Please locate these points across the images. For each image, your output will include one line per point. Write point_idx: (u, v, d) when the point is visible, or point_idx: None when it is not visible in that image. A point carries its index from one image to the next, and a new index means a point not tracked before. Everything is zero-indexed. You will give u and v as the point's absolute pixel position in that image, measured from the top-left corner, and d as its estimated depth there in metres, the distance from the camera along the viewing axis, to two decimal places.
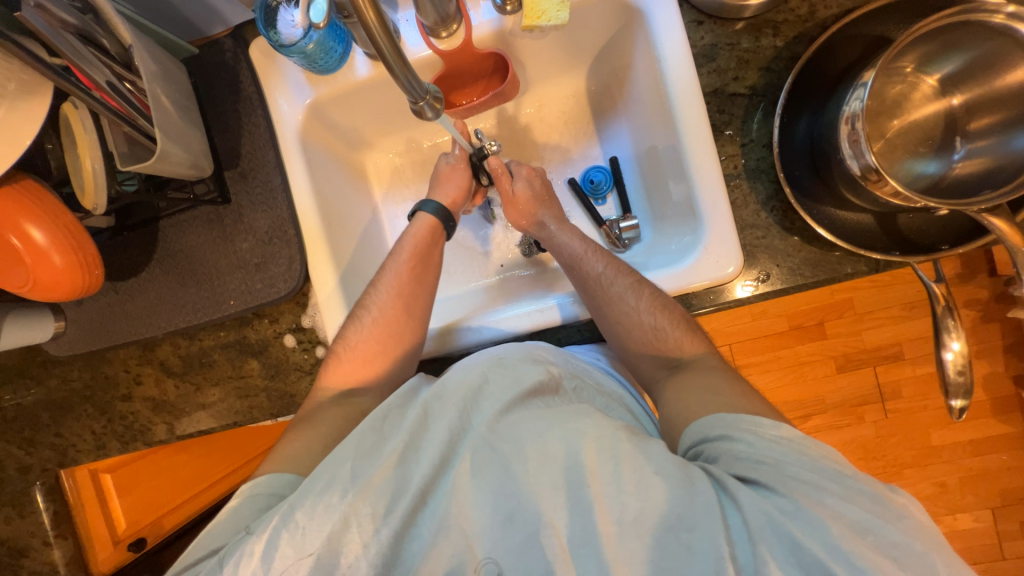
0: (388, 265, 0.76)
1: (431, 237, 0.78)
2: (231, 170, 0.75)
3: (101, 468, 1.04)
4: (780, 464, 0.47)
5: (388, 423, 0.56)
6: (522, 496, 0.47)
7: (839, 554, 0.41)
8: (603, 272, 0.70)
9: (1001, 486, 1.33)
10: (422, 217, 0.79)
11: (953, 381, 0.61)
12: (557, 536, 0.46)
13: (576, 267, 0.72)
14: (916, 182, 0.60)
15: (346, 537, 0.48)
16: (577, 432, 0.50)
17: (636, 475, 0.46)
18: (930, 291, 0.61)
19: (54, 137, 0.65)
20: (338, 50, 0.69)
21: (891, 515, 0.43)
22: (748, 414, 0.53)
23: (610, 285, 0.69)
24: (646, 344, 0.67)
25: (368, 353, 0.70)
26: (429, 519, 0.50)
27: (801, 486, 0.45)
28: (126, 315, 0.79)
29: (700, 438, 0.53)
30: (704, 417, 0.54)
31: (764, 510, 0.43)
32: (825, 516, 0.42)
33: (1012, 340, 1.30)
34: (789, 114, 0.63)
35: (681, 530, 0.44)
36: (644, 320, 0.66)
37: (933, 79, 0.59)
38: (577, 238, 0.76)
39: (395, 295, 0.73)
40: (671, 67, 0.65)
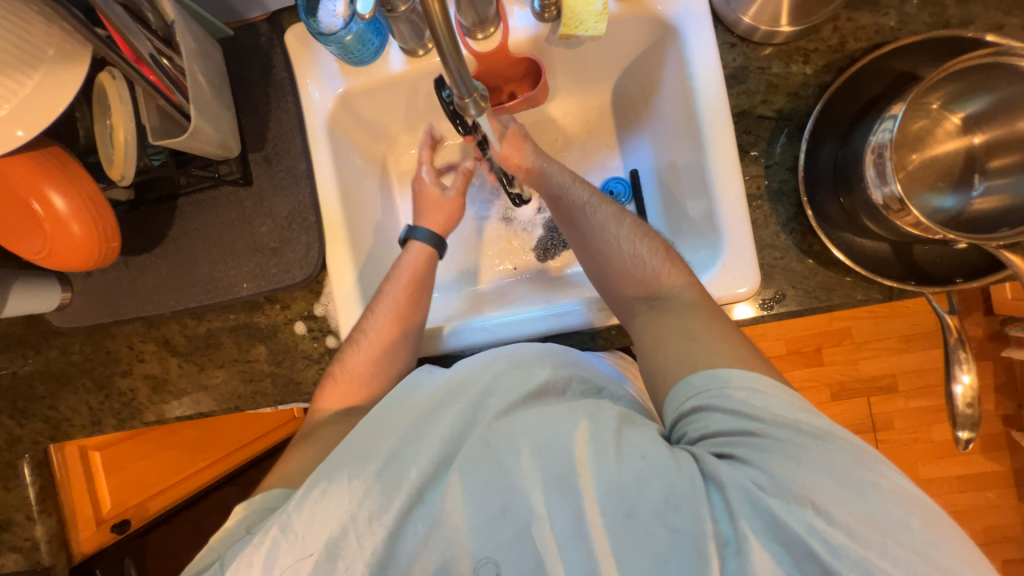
0: (384, 286, 0.72)
1: (426, 266, 0.75)
2: (256, 153, 0.75)
3: (92, 444, 1.00)
4: (760, 434, 0.46)
5: (390, 415, 0.56)
6: (515, 489, 0.47)
7: (819, 529, 0.41)
8: (588, 202, 0.69)
9: (987, 523, 1.34)
10: (414, 245, 0.76)
11: (961, 413, 0.62)
12: (547, 528, 0.46)
13: (561, 197, 0.71)
14: (934, 215, 0.61)
15: (344, 542, 0.47)
16: (569, 423, 0.50)
17: (626, 473, 0.46)
18: (943, 322, 0.62)
19: (86, 106, 0.66)
20: (374, 43, 0.70)
21: (873, 479, 0.43)
22: (719, 368, 0.52)
23: (595, 217, 0.69)
24: (627, 276, 0.65)
25: (377, 347, 0.70)
26: (422, 519, 0.48)
27: (780, 457, 0.44)
28: (135, 290, 0.78)
29: (678, 415, 0.52)
30: (676, 388, 0.53)
31: (743, 484, 0.44)
32: (804, 487, 0.42)
33: (1005, 379, 1.32)
34: (815, 140, 0.64)
35: (666, 513, 0.44)
36: (624, 248, 0.66)
37: (958, 117, 0.61)
38: (564, 168, 0.73)
39: (390, 318, 0.70)
40: (701, 84, 0.67)
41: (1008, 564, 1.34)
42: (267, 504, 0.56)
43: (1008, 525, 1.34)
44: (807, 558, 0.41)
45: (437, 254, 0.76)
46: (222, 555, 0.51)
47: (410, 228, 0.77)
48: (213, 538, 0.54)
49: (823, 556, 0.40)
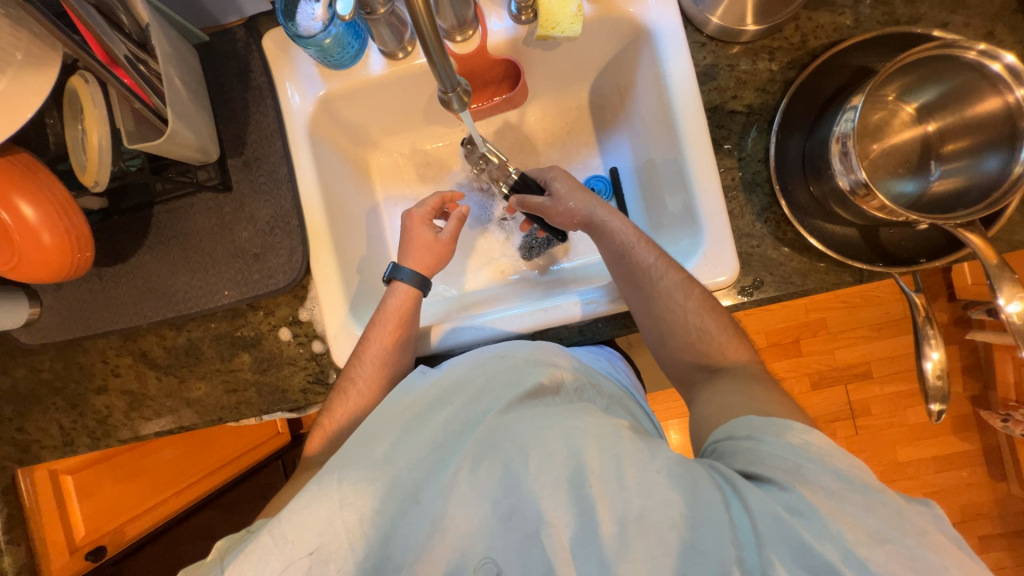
0: (368, 335, 0.71)
1: (413, 308, 0.73)
2: (234, 158, 0.75)
3: (65, 467, 0.96)
4: (804, 468, 0.47)
5: (385, 417, 0.57)
6: (524, 494, 0.47)
7: (853, 555, 0.40)
8: (657, 265, 0.67)
9: (962, 501, 1.40)
10: (399, 286, 0.74)
11: (932, 386, 0.65)
12: (557, 536, 0.45)
13: (626, 257, 0.69)
14: (897, 199, 0.64)
15: (333, 547, 0.46)
16: (580, 429, 0.50)
17: (638, 473, 0.47)
18: (911, 301, 0.65)
19: (57, 112, 0.64)
20: (354, 47, 0.71)
21: (914, 529, 0.42)
22: (779, 417, 0.53)
23: (663, 282, 0.67)
24: (687, 343, 0.68)
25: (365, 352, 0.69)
26: (423, 518, 0.48)
27: (819, 491, 0.45)
28: (109, 301, 0.76)
29: (725, 438, 0.55)
30: (734, 420, 0.55)
31: (773, 511, 0.43)
32: (842, 522, 0.42)
33: (970, 361, 1.39)
34: (784, 132, 0.67)
35: (685, 531, 0.44)
36: (689, 319, 0.67)
37: (911, 107, 0.65)
38: (630, 226, 0.72)
39: (376, 363, 0.69)
40: (675, 82, 0.69)
41: (984, 539, 1.40)
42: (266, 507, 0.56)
43: (982, 501, 1.40)
44: None
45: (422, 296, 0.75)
46: (224, 558, 0.49)
47: (392, 268, 0.75)
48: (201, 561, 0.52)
49: None
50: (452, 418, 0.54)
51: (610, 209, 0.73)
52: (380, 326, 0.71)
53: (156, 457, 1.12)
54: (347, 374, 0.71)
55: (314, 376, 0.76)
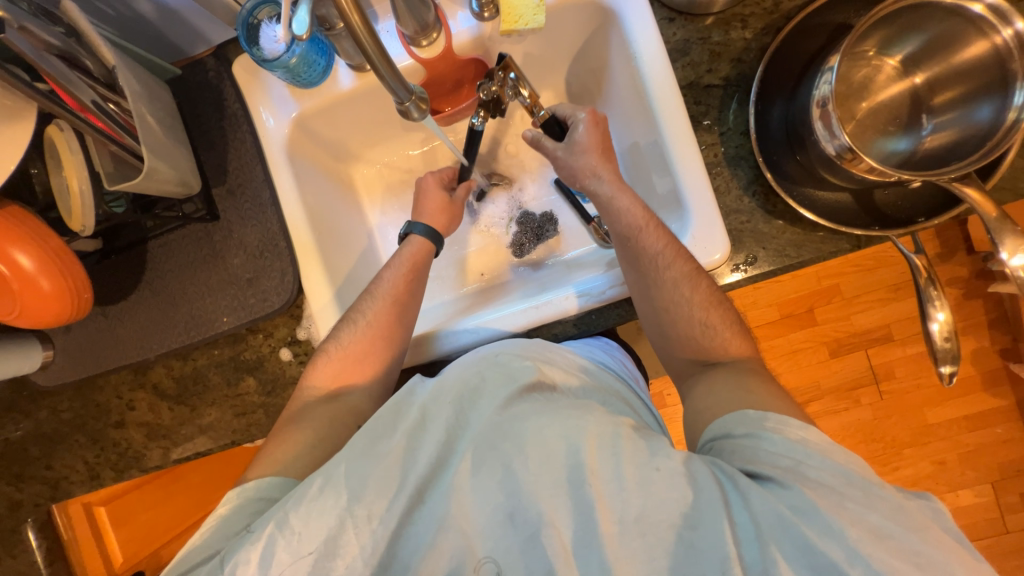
0: (380, 276, 0.75)
1: (427, 257, 0.77)
2: (219, 187, 0.76)
3: (95, 500, 1.01)
4: (803, 467, 0.47)
5: (391, 411, 0.56)
6: (523, 497, 0.46)
7: (858, 554, 0.40)
8: (661, 248, 0.65)
9: (999, 459, 1.35)
10: (414, 238, 0.78)
11: (941, 348, 0.63)
12: (558, 536, 0.45)
13: (631, 238, 0.67)
14: (889, 159, 0.62)
15: (343, 540, 0.47)
16: (578, 427, 0.49)
17: (637, 470, 0.46)
18: (911, 262, 0.63)
19: (40, 160, 0.66)
20: (321, 63, 0.71)
21: (915, 523, 0.42)
22: (775, 412, 0.53)
23: (667, 271, 0.65)
24: (689, 339, 0.67)
25: (350, 351, 0.70)
26: (427, 520, 0.48)
27: (818, 488, 0.45)
28: (115, 338, 0.78)
29: (722, 434, 0.54)
30: (733, 416, 0.55)
31: (776, 509, 0.43)
32: (843, 519, 0.41)
33: (996, 314, 1.33)
34: (764, 102, 0.65)
35: (685, 529, 0.44)
36: (694, 314, 0.65)
37: (895, 59, 0.62)
38: (639, 206, 0.68)
39: (385, 303, 0.72)
40: (647, 62, 0.67)
41: None
42: (264, 492, 0.57)
43: (1020, 457, 1.35)
44: None
45: (436, 249, 0.79)
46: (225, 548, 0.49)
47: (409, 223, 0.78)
48: (204, 529, 0.53)
49: None
50: (453, 419, 0.53)
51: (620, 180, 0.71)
52: (394, 267, 0.75)
53: (184, 481, 1.16)
54: (355, 310, 0.73)
55: None
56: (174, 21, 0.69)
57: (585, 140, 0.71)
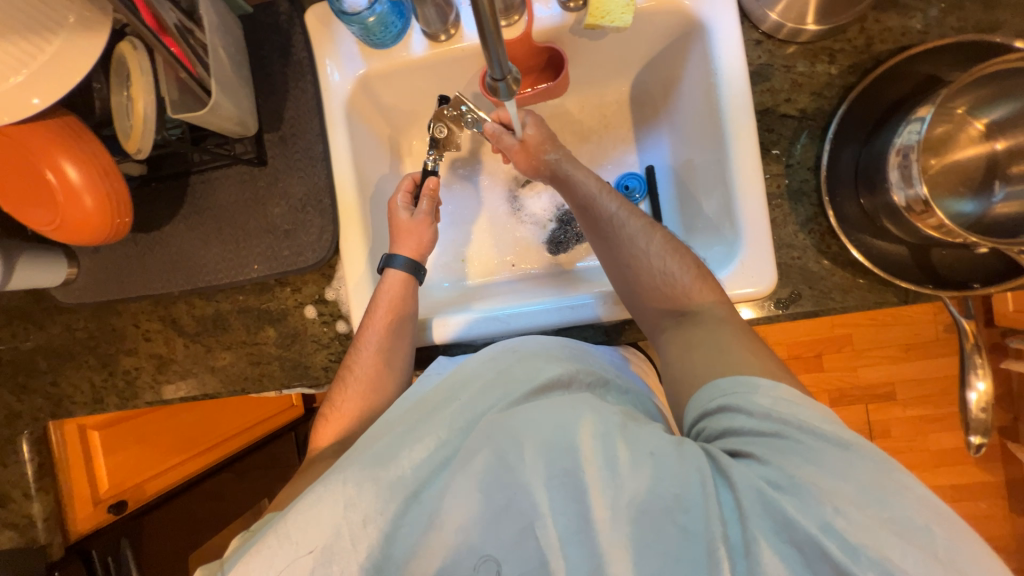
0: (366, 317, 0.71)
1: (404, 293, 0.72)
2: (271, 133, 0.75)
3: (90, 423, 0.99)
4: (779, 436, 0.46)
5: (389, 421, 0.57)
6: (520, 484, 0.46)
7: (833, 528, 0.40)
8: (620, 211, 0.70)
9: (979, 533, 1.36)
10: (392, 274, 0.72)
11: (974, 418, 0.62)
12: (551, 527, 0.44)
13: (591, 206, 0.72)
14: (956, 219, 0.61)
15: (339, 548, 0.46)
16: (573, 416, 0.49)
17: (630, 458, 0.46)
18: (960, 326, 0.63)
19: (103, 76, 0.64)
20: (397, 26, 0.70)
21: (893, 487, 0.42)
22: (747, 375, 0.52)
23: (628, 227, 0.69)
24: (654, 291, 0.66)
25: (344, 407, 0.69)
26: (420, 516, 0.48)
27: (797, 457, 0.44)
28: (143, 267, 0.78)
29: (701, 414, 0.53)
30: (703, 390, 0.54)
31: (755, 484, 0.43)
32: (820, 489, 0.42)
33: (1002, 391, 1.34)
34: (838, 140, 0.64)
35: (676, 514, 0.43)
36: (653, 263, 0.67)
37: (982, 122, 0.61)
38: (595, 176, 0.74)
39: (371, 348, 0.69)
40: (726, 79, 0.66)
41: None
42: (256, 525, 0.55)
43: (1000, 535, 1.35)
44: (819, 558, 0.40)
45: (415, 281, 0.73)
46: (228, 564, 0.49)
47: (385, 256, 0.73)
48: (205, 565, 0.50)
49: (839, 558, 0.39)
50: (455, 412, 0.53)
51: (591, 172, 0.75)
52: (375, 309, 0.70)
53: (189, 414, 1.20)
54: (346, 359, 0.72)
55: (337, 355, 0.77)
56: None
57: (529, 139, 0.75)
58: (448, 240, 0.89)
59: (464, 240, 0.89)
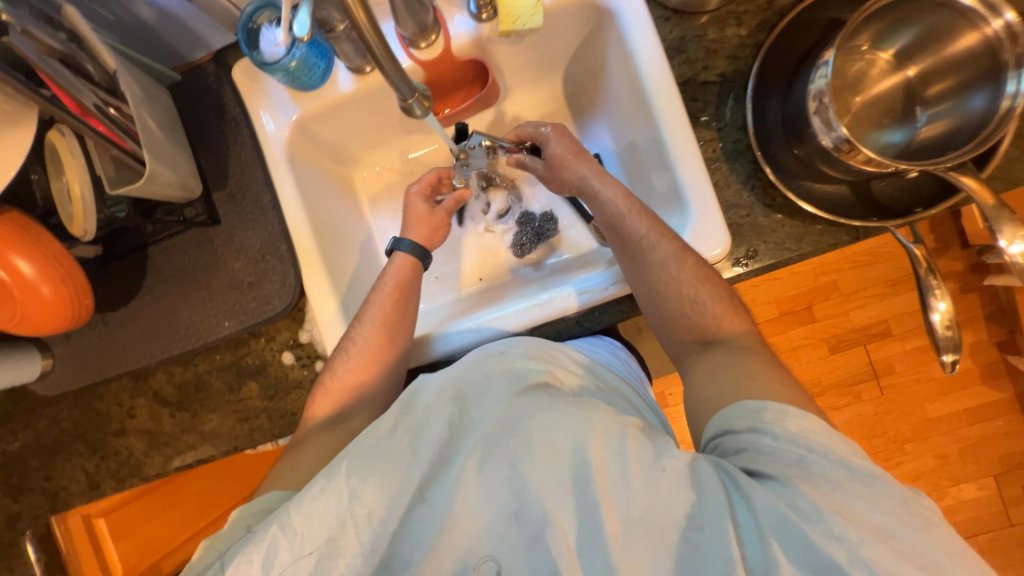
0: (370, 297, 0.74)
1: (412, 275, 0.76)
2: (219, 191, 0.76)
3: (95, 511, 0.99)
4: (805, 460, 0.46)
5: (398, 406, 0.54)
6: (530, 495, 0.46)
7: (859, 557, 0.39)
8: (654, 232, 0.66)
9: (1001, 452, 1.36)
10: (399, 256, 0.78)
11: (942, 337, 0.63)
12: (564, 535, 0.45)
13: (624, 227, 0.69)
14: (885, 151, 0.63)
15: (343, 540, 0.46)
16: (583, 425, 0.48)
17: (643, 473, 0.45)
18: (911, 253, 0.63)
19: (40, 166, 0.65)
20: (320, 66, 0.71)
21: (919, 523, 0.41)
22: (774, 401, 0.52)
23: (659, 251, 0.66)
24: (682, 318, 0.66)
25: (345, 380, 0.70)
26: (428, 516, 0.47)
27: (824, 483, 0.44)
28: (116, 345, 0.78)
29: (723, 430, 0.53)
30: (729, 409, 0.54)
31: (778, 509, 0.42)
32: (848, 520, 0.41)
33: (992, 308, 1.35)
34: (760, 97, 0.66)
35: (690, 531, 0.44)
36: (683, 291, 0.65)
37: (888, 54, 0.64)
38: (622, 194, 0.71)
39: (377, 326, 0.71)
40: (644, 59, 0.68)
41: None
42: (265, 504, 0.58)
43: (1021, 450, 1.35)
44: None
45: (421, 265, 0.78)
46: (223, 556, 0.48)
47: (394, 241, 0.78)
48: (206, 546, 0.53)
49: None
50: (456, 415, 0.52)
51: (622, 190, 0.72)
52: (377, 299, 0.73)
53: (200, 483, 1.17)
54: (347, 338, 0.72)
55: None
56: (175, 27, 0.70)
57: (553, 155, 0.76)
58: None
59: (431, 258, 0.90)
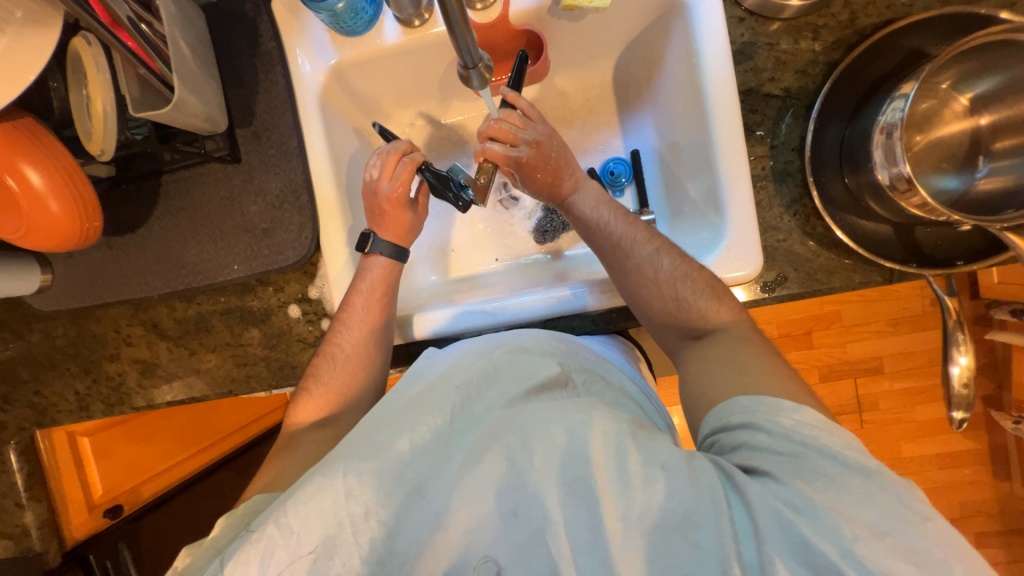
0: (350, 301, 0.70)
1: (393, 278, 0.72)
2: (243, 128, 0.72)
3: (80, 430, 0.98)
4: (800, 457, 0.46)
5: (392, 408, 0.54)
6: (529, 489, 0.45)
7: (852, 553, 0.39)
8: (656, 255, 0.66)
9: (963, 498, 1.40)
10: (376, 260, 0.71)
11: (957, 393, 0.63)
12: (563, 533, 0.43)
13: (627, 249, 0.67)
14: (940, 196, 0.61)
15: (341, 540, 0.44)
16: (583, 422, 0.47)
17: (642, 470, 0.44)
18: (944, 303, 0.63)
19: (59, 74, 0.62)
20: (367, 12, 0.67)
21: (916, 518, 0.40)
22: (768, 395, 0.51)
23: (663, 270, 0.65)
24: (668, 316, 0.66)
25: (333, 383, 0.68)
26: (425, 515, 0.46)
27: (818, 479, 0.44)
28: (120, 272, 0.76)
29: (719, 427, 0.52)
30: (723, 405, 0.53)
31: (773, 506, 0.42)
32: (841, 518, 0.40)
33: (986, 360, 1.36)
34: (822, 119, 0.63)
35: (687, 528, 0.42)
36: (665, 288, 0.65)
37: (967, 97, 0.61)
38: (601, 196, 0.72)
39: (360, 330, 0.69)
40: (708, 60, 0.65)
41: (981, 536, 1.40)
42: (252, 506, 0.54)
43: (983, 499, 1.40)
44: None
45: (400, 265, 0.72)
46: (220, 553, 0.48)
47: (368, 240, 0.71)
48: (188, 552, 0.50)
49: None
50: (457, 408, 0.51)
51: (620, 210, 0.71)
52: (365, 293, 0.70)
53: (188, 415, 1.19)
54: (331, 341, 0.70)
55: None
56: None
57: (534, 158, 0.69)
58: (430, 232, 0.88)
59: (448, 231, 0.88)
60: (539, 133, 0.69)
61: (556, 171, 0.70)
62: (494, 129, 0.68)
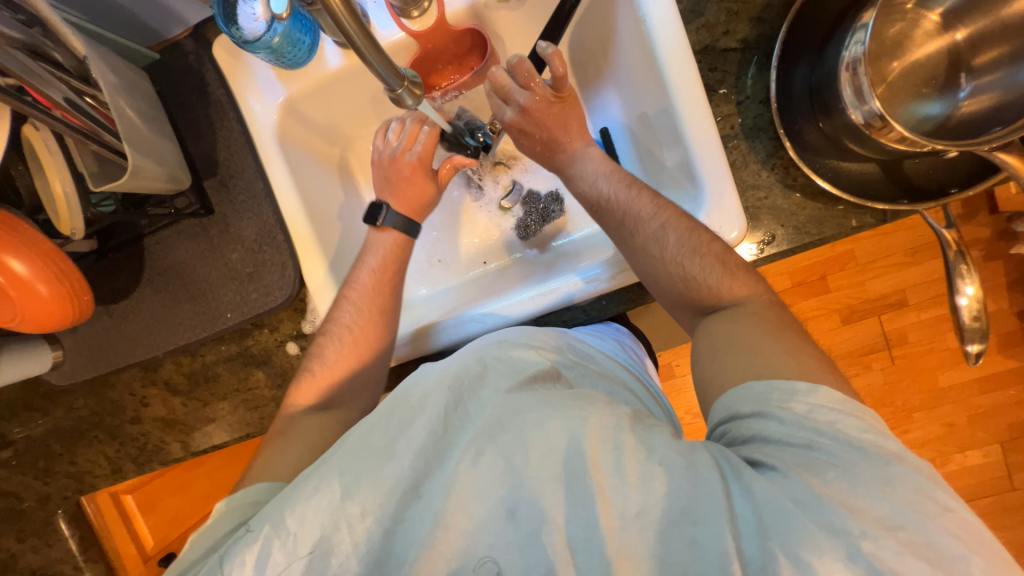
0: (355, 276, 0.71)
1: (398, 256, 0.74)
2: (210, 179, 0.73)
3: (122, 490, 1.07)
4: (813, 449, 0.44)
5: (392, 403, 0.52)
6: (524, 490, 0.44)
7: (858, 552, 0.37)
8: (662, 232, 0.61)
9: (1010, 420, 1.34)
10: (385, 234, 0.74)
11: (969, 327, 0.61)
12: (558, 533, 0.42)
13: (632, 226, 0.64)
14: (922, 125, 0.59)
15: (336, 538, 0.45)
16: (579, 419, 0.46)
17: (639, 466, 0.43)
18: (941, 236, 0.60)
19: (20, 161, 0.63)
20: (306, 42, 0.67)
21: (934, 509, 0.39)
22: (780, 378, 0.49)
23: (670, 248, 0.61)
24: (666, 289, 0.63)
25: (335, 368, 0.69)
26: (423, 516, 0.45)
27: (829, 471, 0.42)
28: (122, 337, 0.78)
29: (728, 416, 0.50)
30: (736, 391, 0.51)
31: (778, 503, 0.41)
32: (851, 514, 0.39)
33: (1018, 275, 1.29)
34: (786, 63, 0.60)
35: (685, 525, 0.41)
36: (666, 261, 0.61)
37: (937, 14, 0.59)
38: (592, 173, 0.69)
39: (367, 309, 0.69)
40: (657, 25, 0.62)
41: None
42: (252, 497, 0.55)
43: None
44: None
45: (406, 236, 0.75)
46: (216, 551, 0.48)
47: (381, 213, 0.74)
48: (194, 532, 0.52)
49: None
50: (452, 408, 0.50)
51: (625, 179, 0.67)
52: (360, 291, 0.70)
53: (205, 466, 1.21)
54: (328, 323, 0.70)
55: None
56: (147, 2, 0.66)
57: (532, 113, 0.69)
58: (422, 243, 0.87)
59: (437, 242, 0.87)
60: (537, 102, 0.68)
61: (546, 140, 0.71)
62: (498, 76, 0.68)
